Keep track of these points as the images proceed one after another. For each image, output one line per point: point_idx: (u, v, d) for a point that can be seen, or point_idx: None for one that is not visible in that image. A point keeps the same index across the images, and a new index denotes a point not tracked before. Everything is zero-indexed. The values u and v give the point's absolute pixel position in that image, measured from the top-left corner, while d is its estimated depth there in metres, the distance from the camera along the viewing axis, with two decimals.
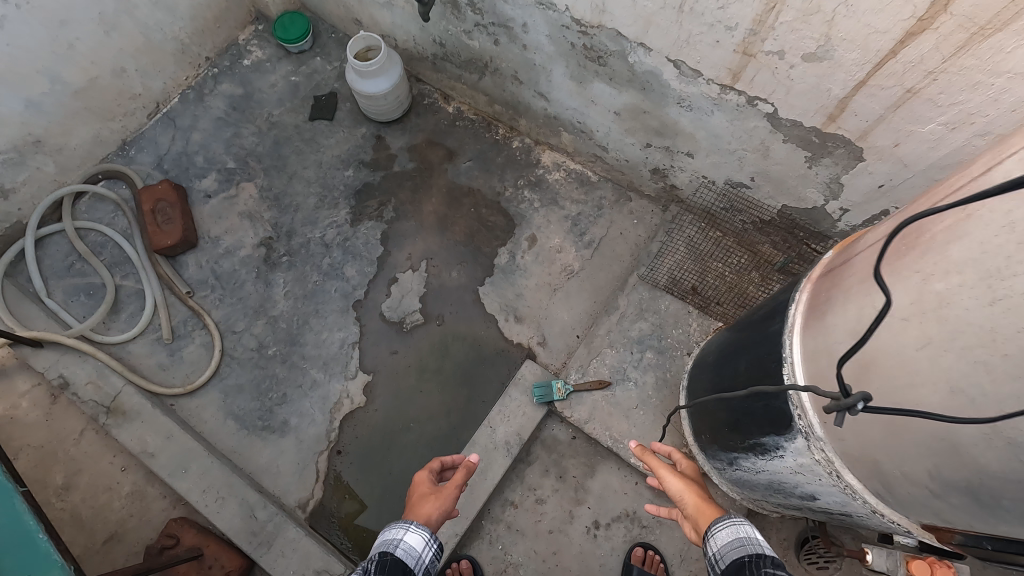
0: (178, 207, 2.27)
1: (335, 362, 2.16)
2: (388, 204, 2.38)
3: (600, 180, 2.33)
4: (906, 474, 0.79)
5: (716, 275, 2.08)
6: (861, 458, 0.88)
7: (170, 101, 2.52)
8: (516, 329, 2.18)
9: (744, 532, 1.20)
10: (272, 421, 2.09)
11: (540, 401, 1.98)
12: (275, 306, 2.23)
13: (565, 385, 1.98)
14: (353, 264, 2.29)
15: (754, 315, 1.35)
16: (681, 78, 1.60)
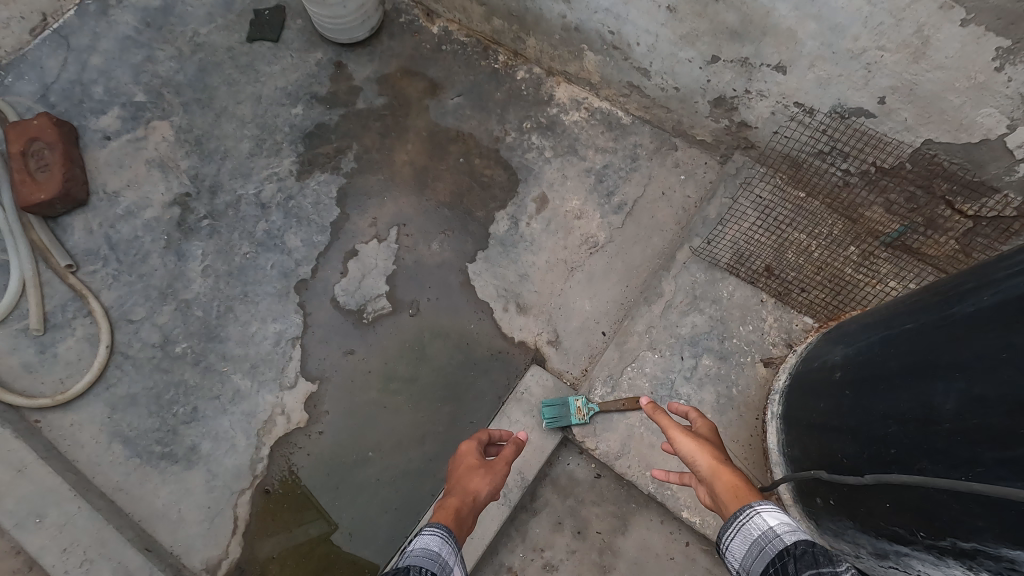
0: (60, 150, 1.67)
1: (267, 364, 1.56)
2: (348, 151, 1.77)
3: (634, 122, 1.72)
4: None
5: (798, 249, 1.49)
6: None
7: (62, 14, 1.90)
8: (518, 322, 1.59)
9: (755, 526, 0.84)
10: (175, 446, 1.49)
11: (551, 426, 1.40)
12: (188, 287, 1.63)
13: (591, 407, 1.40)
14: (298, 231, 1.69)
15: (954, 306, 0.75)
16: None
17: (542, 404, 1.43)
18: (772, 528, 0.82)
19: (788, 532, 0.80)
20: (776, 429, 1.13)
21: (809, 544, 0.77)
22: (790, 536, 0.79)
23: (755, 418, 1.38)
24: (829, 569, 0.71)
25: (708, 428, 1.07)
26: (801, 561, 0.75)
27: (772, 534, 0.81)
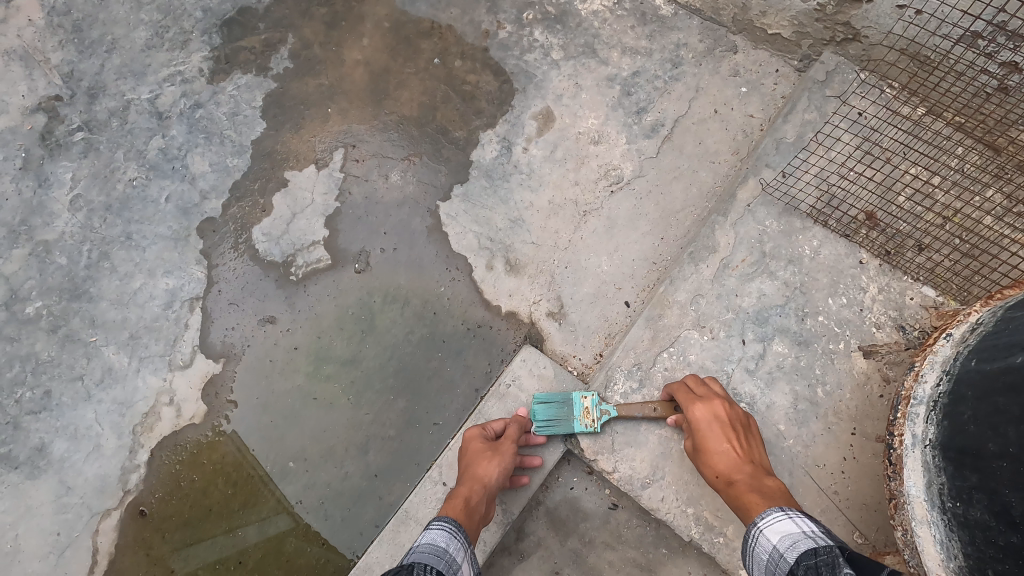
0: None
1: (153, 336, 1.11)
2: (280, 46, 1.28)
3: (677, 13, 1.23)
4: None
5: (917, 190, 1.01)
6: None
7: None
8: (507, 285, 1.13)
9: (761, 549, 0.70)
10: (15, 446, 1.05)
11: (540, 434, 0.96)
12: (48, 226, 1.17)
13: (608, 415, 0.95)
14: (206, 152, 1.22)
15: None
16: None
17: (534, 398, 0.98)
18: (776, 548, 0.68)
19: (789, 547, 0.67)
20: (924, 464, 0.67)
21: (810, 557, 0.63)
22: (791, 552, 0.66)
23: (849, 433, 0.94)
24: None
25: (712, 419, 0.86)
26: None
27: (776, 555, 0.68)
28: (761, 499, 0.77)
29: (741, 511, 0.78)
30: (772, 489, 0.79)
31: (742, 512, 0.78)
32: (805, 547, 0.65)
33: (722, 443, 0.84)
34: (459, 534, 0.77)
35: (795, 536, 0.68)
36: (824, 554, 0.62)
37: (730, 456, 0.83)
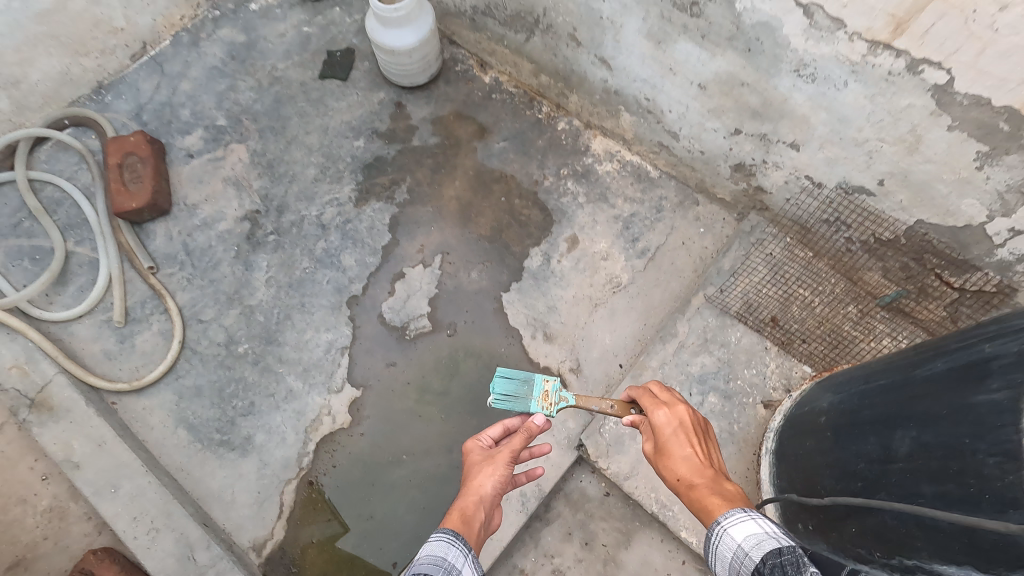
0: (151, 164, 1.89)
1: (318, 369, 1.75)
2: (401, 183, 1.97)
3: (661, 177, 1.90)
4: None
5: (803, 305, 1.64)
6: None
7: (160, 43, 2.14)
8: (544, 348, 1.76)
9: (725, 546, 0.84)
10: (232, 435, 1.68)
11: (501, 403, 1.29)
12: (253, 295, 1.83)
13: (564, 402, 1.28)
14: (352, 251, 1.89)
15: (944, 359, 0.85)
16: (809, 32, 1.17)
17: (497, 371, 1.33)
18: (742, 547, 0.81)
19: (755, 546, 0.80)
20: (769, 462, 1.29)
21: (775, 556, 0.77)
22: (757, 551, 0.79)
23: (752, 453, 1.54)
24: None
25: (675, 427, 1.07)
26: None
27: (742, 552, 0.81)
28: (720, 502, 0.92)
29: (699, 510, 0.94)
30: (729, 492, 0.95)
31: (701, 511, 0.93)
32: (769, 545, 0.78)
33: (687, 449, 1.03)
34: (466, 544, 0.89)
35: (759, 536, 0.81)
36: (788, 555, 0.76)
37: (696, 461, 1.00)
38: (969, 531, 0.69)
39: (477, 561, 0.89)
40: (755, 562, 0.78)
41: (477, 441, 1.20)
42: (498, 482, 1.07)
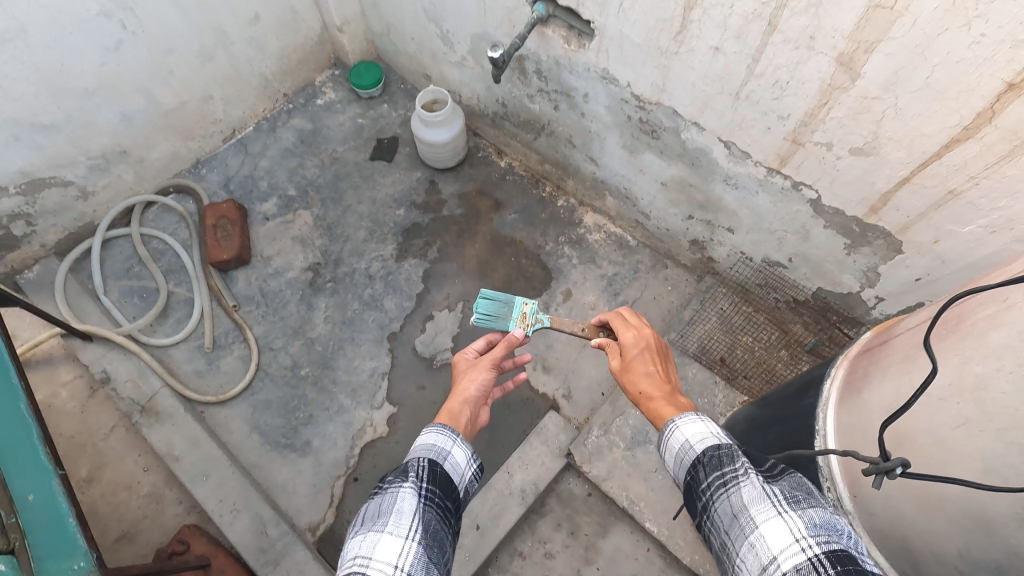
0: (238, 225, 2.41)
1: (364, 390, 2.21)
2: (433, 244, 2.48)
3: (638, 246, 2.41)
4: (957, 548, 0.75)
5: (745, 349, 2.12)
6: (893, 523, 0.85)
7: (245, 129, 2.72)
8: (543, 378, 2.23)
9: (675, 439, 1.04)
10: (295, 440, 2.13)
11: (484, 321, 1.53)
12: (313, 329, 2.32)
13: (539, 323, 1.49)
14: (393, 297, 2.38)
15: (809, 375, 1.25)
16: (729, 157, 1.69)
17: (483, 293, 1.56)
18: (688, 441, 1.01)
19: (700, 441, 1.00)
20: None
21: (714, 449, 0.96)
22: (701, 444, 0.99)
23: None
24: (730, 470, 0.91)
25: (640, 349, 1.29)
26: (708, 466, 0.94)
27: (687, 445, 1.01)
28: (671, 408, 1.14)
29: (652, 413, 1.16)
30: (680, 402, 1.17)
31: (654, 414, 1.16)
32: (712, 441, 0.98)
33: (647, 367, 1.26)
34: (456, 432, 1.00)
35: (705, 433, 1.00)
36: (725, 448, 0.95)
37: (654, 377, 1.23)
38: (795, 465, 1.10)
39: (467, 443, 1.01)
40: (695, 452, 0.98)
41: (465, 353, 1.34)
42: (483, 384, 1.19)
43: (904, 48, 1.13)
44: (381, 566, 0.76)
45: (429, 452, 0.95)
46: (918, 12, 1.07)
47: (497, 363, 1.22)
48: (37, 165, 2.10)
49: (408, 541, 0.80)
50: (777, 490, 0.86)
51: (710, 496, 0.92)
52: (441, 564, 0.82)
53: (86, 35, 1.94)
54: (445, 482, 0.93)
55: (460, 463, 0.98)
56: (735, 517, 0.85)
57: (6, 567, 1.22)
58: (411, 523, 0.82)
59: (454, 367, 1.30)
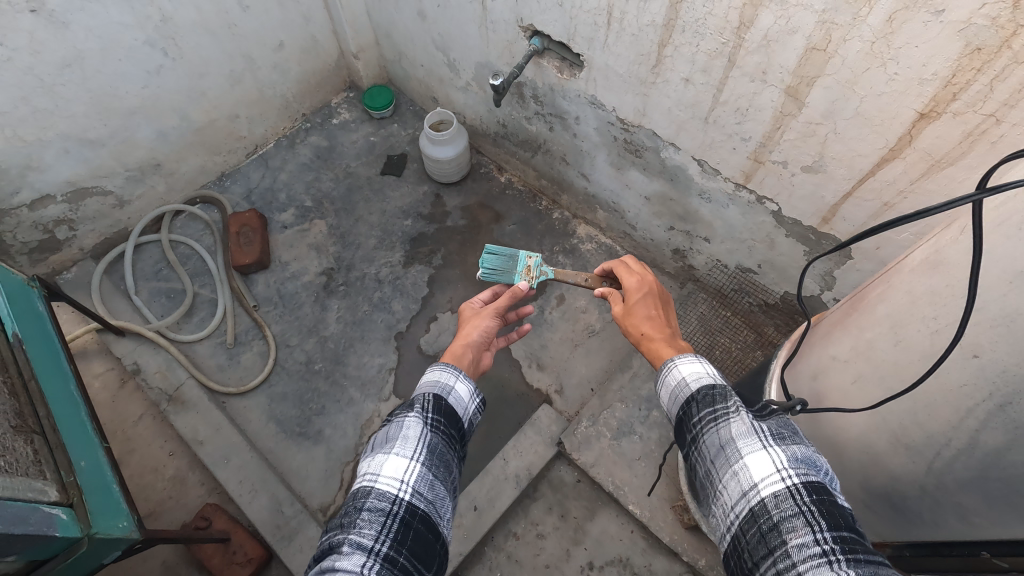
0: (259, 232, 2.62)
1: (372, 384, 2.40)
2: (437, 252, 2.69)
3: (626, 255, 2.61)
4: (860, 480, 0.95)
5: (723, 349, 2.28)
6: (834, 464, 1.00)
7: (266, 145, 2.95)
8: (537, 375, 2.42)
9: (672, 377, 1.10)
10: (308, 428, 2.31)
11: (489, 276, 1.76)
12: (326, 328, 2.52)
13: (543, 275, 1.69)
14: (400, 300, 2.58)
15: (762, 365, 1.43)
16: (703, 173, 1.90)
17: (489, 250, 1.78)
18: (684, 379, 1.08)
19: (695, 381, 1.07)
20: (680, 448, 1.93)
21: (709, 389, 1.03)
22: (696, 383, 1.06)
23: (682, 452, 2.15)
24: (721, 408, 0.99)
25: (643, 295, 1.38)
26: (702, 403, 1.02)
27: (684, 384, 1.08)
28: (667, 348, 1.23)
29: (648, 351, 1.26)
30: (678, 343, 1.25)
31: (650, 352, 1.25)
32: (707, 382, 1.06)
33: (650, 310, 1.35)
34: (458, 369, 1.19)
35: (701, 374, 1.08)
36: (719, 389, 1.03)
37: (654, 319, 1.32)
38: None
39: (467, 379, 1.20)
40: (690, 390, 1.05)
41: (471, 303, 1.53)
42: (484, 331, 1.39)
43: (838, 83, 1.35)
44: (389, 480, 0.98)
45: (434, 388, 1.15)
46: (846, 53, 1.29)
47: (497, 312, 1.42)
48: (82, 175, 2.32)
49: (412, 460, 1.01)
50: (764, 426, 0.94)
51: (701, 429, 1.00)
52: (442, 477, 1.03)
53: (133, 62, 2.17)
54: (450, 412, 1.12)
55: (463, 397, 1.17)
56: (723, 449, 0.95)
57: (66, 517, 1.39)
58: (415, 446, 1.03)
59: (460, 314, 1.49)
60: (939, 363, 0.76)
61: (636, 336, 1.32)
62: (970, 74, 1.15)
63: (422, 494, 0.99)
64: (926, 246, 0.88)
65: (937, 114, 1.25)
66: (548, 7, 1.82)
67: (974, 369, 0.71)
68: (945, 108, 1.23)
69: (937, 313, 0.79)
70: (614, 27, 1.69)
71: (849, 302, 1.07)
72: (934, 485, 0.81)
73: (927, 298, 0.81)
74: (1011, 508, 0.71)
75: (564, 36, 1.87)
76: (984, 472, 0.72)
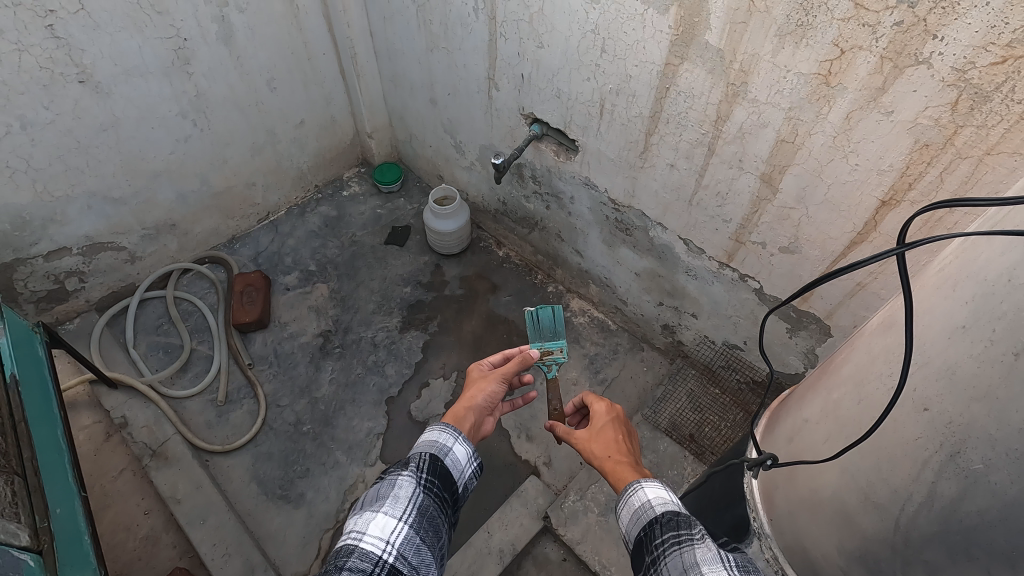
0: (262, 292, 2.70)
1: (359, 448, 2.38)
2: (433, 319, 2.76)
3: (618, 329, 2.68)
4: (834, 544, 0.89)
5: (711, 427, 2.29)
6: (807, 528, 0.95)
7: (278, 212, 3.11)
8: (526, 446, 2.40)
9: (636, 498, 1.08)
10: (290, 491, 2.27)
11: (529, 320, 1.77)
12: (319, 390, 2.53)
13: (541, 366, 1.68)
14: (394, 364, 2.62)
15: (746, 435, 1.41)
16: (688, 252, 2.02)
17: (554, 310, 1.79)
18: (648, 501, 1.06)
19: (660, 504, 1.05)
20: None
21: (674, 514, 1.01)
22: (661, 507, 1.04)
23: None
24: (687, 533, 0.97)
25: (607, 421, 1.40)
26: (666, 526, 0.99)
27: (648, 505, 1.06)
28: (632, 472, 1.23)
29: (612, 473, 1.25)
30: (642, 471, 1.25)
31: (614, 475, 1.24)
32: (672, 507, 1.04)
33: (616, 434, 1.36)
34: (457, 431, 1.15)
35: (664, 498, 1.07)
36: (683, 515, 1.01)
37: (619, 444, 1.33)
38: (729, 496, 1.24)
39: (467, 441, 1.16)
40: (654, 511, 1.03)
41: (481, 363, 1.53)
42: (489, 396, 1.39)
43: (806, 172, 1.48)
44: (374, 540, 0.94)
45: (432, 448, 1.11)
46: (812, 146, 1.43)
47: (505, 378, 1.42)
48: (100, 231, 2.44)
49: (400, 521, 0.97)
50: (728, 557, 0.92)
51: (662, 551, 0.96)
52: (429, 543, 0.99)
53: (165, 130, 2.36)
54: (444, 475, 1.09)
55: (460, 460, 1.13)
56: (685, 572, 0.90)
57: (34, 564, 1.35)
58: (405, 506, 0.99)
59: (468, 374, 1.49)
60: (893, 412, 0.81)
61: (599, 459, 1.31)
62: (921, 167, 1.27)
63: (407, 558, 0.94)
64: (883, 317, 0.98)
65: (896, 202, 1.36)
66: (548, 98, 2.01)
67: (925, 420, 0.76)
68: (904, 197, 1.34)
69: (889, 370, 0.86)
70: (606, 117, 1.87)
71: (817, 372, 1.14)
72: (902, 543, 0.79)
73: (882, 357, 0.89)
74: (973, 563, 0.70)
75: (562, 124, 2.05)
76: (945, 525, 0.73)
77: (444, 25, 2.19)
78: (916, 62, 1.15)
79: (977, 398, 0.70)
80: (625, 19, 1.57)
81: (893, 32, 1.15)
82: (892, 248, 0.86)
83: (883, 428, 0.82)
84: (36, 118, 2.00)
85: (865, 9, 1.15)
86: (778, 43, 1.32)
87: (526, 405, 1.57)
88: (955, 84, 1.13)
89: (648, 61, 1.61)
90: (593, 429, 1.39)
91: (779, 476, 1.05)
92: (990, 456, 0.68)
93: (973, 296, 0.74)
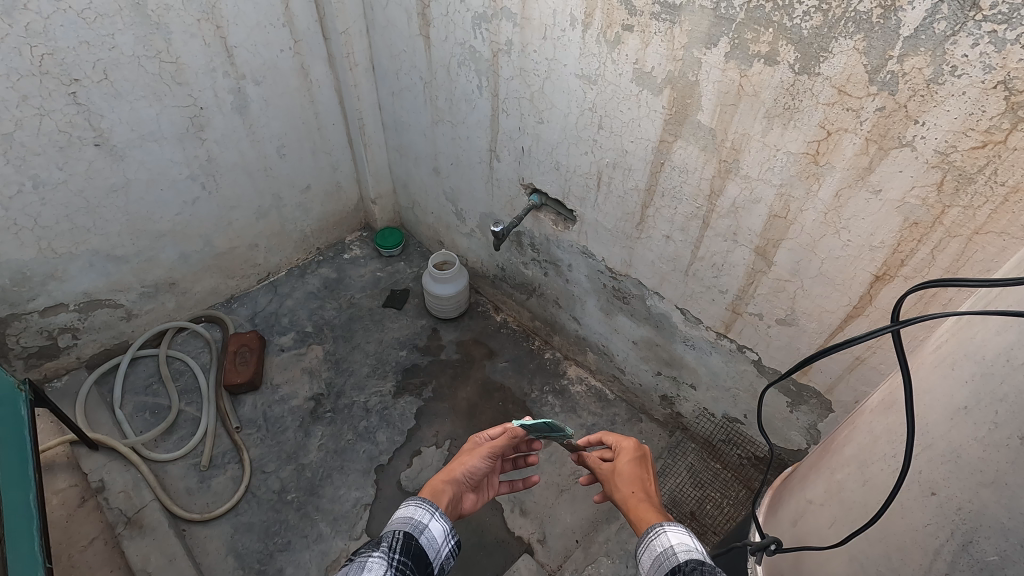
0: (256, 353, 2.68)
1: (345, 519, 2.27)
2: (428, 384, 2.72)
3: (615, 399, 2.63)
4: None
5: (714, 504, 2.18)
6: None
7: (278, 273, 3.14)
8: (519, 521, 2.30)
9: (659, 542, 1.03)
10: (268, 566, 2.14)
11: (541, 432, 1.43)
12: (306, 456, 2.45)
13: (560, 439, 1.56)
14: (385, 430, 2.54)
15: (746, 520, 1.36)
16: (685, 321, 2.01)
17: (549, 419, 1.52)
18: (671, 547, 1.01)
19: (684, 551, 0.99)
20: None
21: (698, 562, 0.94)
22: (684, 554, 0.98)
23: None
24: None
25: (633, 458, 1.34)
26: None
27: (671, 551, 1.00)
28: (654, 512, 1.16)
29: (634, 512, 1.18)
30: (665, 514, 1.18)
31: (635, 514, 1.18)
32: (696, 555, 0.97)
33: (640, 473, 1.30)
34: (434, 506, 1.11)
35: (688, 548, 0.99)
36: (708, 565, 0.93)
37: (644, 483, 1.27)
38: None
39: (444, 517, 1.12)
40: (678, 559, 0.97)
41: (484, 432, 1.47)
42: (470, 472, 1.33)
43: (800, 246, 1.51)
44: None
45: (406, 525, 1.06)
46: (804, 221, 1.46)
47: (490, 455, 1.34)
48: (100, 288, 2.45)
49: None
50: None
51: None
52: None
53: (173, 192, 2.42)
54: (419, 555, 1.03)
55: (436, 538, 1.08)
56: None
57: None
58: None
59: (465, 443, 1.45)
60: (900, 497, 0.78)
61: (623, 497, 1.25)
62: (912, 244, 1.29)
63: None
64: (884, 394, 0.96)
65: (890, 277, 1.37)
66: (547, 169, 2.07)
67: (933, 506, 0.73)
68: (897, 272, 1.36)
69: (892, 455, 0.83)
70: (604, 189, 1.92)
71: (819, 451, 1.10)
72: None
73: (884, 437, 0.87)
74: None
75: (560, 194, 2.11)
76: None
77: (449, 100, 2.30)
78: (901, 145, 1.19)
79: (985, 483, 0.67)
80: (620, 99, 1.65)
81: (876, 116, 1.20)
82: (887, 324, 0.86)
83: (889, 516, 0.78)
84: (49, 178, 2.06)
85: (848, 95, 1.21)
86: (767, 123, 1.38)
87: (527, 487, 1.50)
88: (939, 166, 1.17)
89: (643, 138, 1.67)
90: (618, 463, 1.35)
91: (784, 564, 0.99)
92: (1005, 548, 0.64)
93: (973, 375, 0.73)
